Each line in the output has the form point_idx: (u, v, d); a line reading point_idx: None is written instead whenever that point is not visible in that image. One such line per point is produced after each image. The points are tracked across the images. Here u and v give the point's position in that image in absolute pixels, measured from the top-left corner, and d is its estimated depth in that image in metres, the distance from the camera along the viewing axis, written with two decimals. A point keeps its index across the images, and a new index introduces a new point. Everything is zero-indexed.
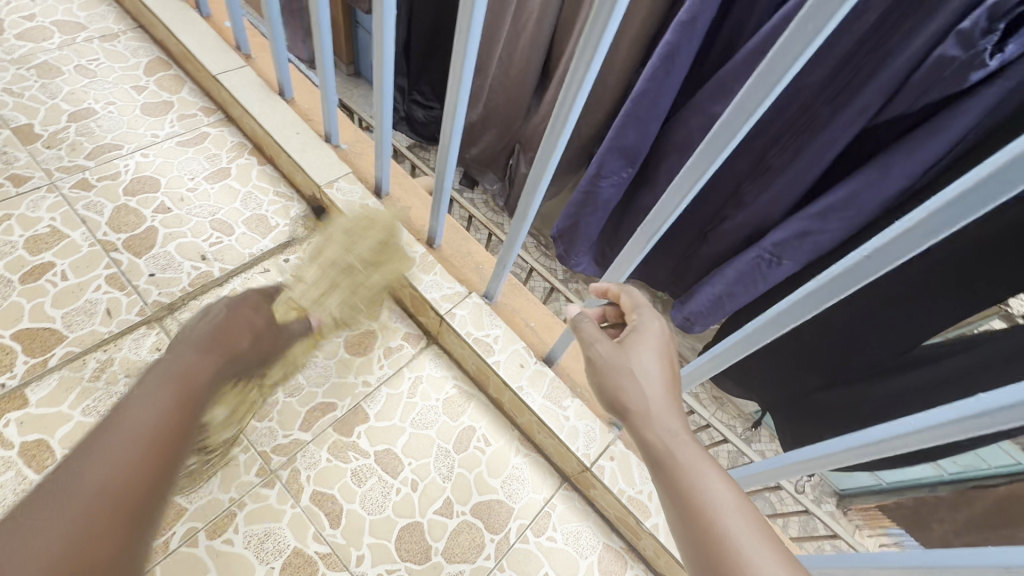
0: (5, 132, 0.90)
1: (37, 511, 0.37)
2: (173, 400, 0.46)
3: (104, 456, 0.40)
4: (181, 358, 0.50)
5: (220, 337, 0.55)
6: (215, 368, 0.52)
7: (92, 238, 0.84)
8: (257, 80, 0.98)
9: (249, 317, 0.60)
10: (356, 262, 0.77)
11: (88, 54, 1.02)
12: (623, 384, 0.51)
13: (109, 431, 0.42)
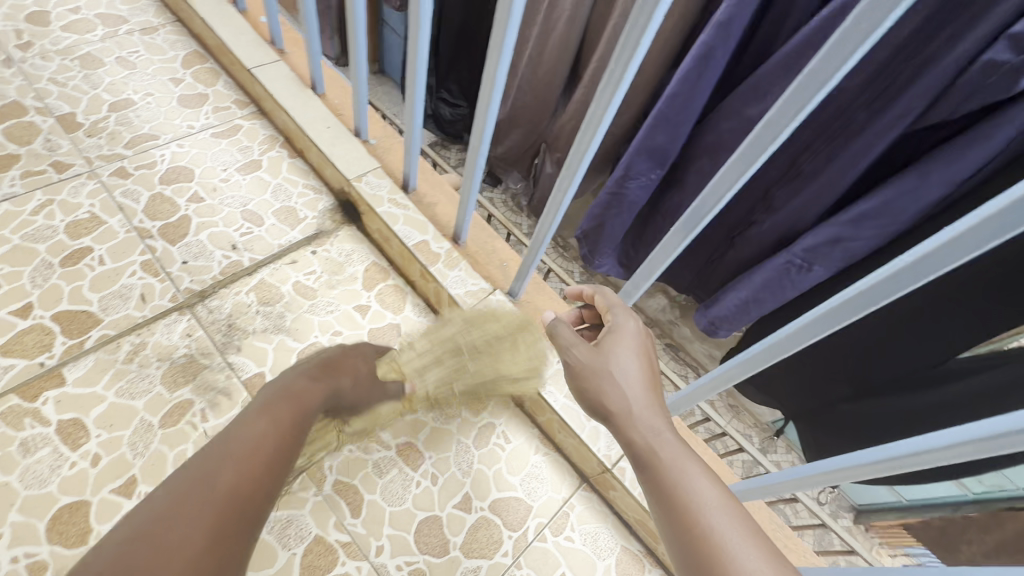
0: (50, 120, 0.93)
1: (179, 507, 0.41)
2: (285, 419, 0.52)
3: (234, 462, 0.45)
4: (292, 389, 0.57)
5: (329, 371, 0.63)
6: (322, 395, 0.59)
7: (129, 225, 0.86)
8: (291, 75, 1.00)
9: (357, 363, 0.68)
10: (467, 346, 0.77)
11: (129, 46, 1.05)
12: (605, 389, 0.55)
13: (241, 440, 0.47)
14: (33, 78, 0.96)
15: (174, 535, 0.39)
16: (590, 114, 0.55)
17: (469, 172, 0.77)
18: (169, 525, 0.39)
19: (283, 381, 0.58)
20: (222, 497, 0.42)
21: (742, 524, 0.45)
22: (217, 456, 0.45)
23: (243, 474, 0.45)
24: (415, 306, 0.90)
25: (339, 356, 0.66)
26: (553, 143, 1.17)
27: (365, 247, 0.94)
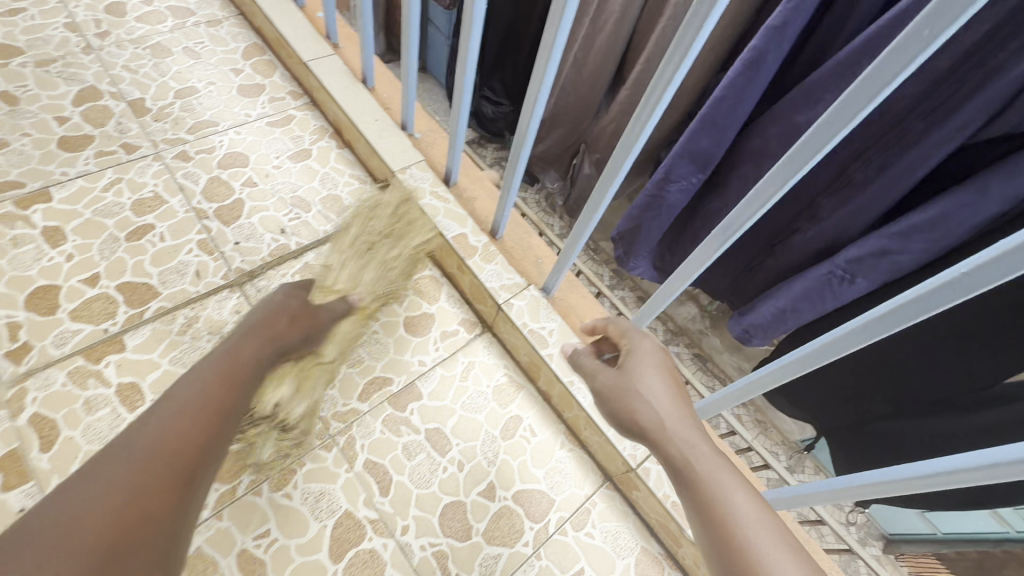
0: (122, 104, 0.99)
1: (99, 473, 0.43)
2: (225, 372, 0.55)
3: (167, 415, 0.48)
4: (234, 345, 0.59)
5: (264, 324, 0.64)
6: (258, 349, 0.61)
7: (188, 205, 0.91)
8: (344, 69, 1.04)
9: (284, 303, 0.68)
10: (377, 238, 0.86)
11: (195, 37, 1.11)
12: (636, 403, 0.57)
13: (172, 398, 0.50)
14: (108, 64, 1.03)
15: (112, 478, 0.43)
16: (636, 118, 0.56)
17: (510, 169, 0.79)
18: (101, 475, 0.43)
19: (226, 341, 0.60)
20: (158, 443, 0.46)
21: (778, 534, 0.45)
22: (146, 416, 0.48)
23: (183, 423, 0.48)
24: (449, 297, 0.93)
25: (282, 305, 0.68)
26: (594, 143, 1.17)
27: None
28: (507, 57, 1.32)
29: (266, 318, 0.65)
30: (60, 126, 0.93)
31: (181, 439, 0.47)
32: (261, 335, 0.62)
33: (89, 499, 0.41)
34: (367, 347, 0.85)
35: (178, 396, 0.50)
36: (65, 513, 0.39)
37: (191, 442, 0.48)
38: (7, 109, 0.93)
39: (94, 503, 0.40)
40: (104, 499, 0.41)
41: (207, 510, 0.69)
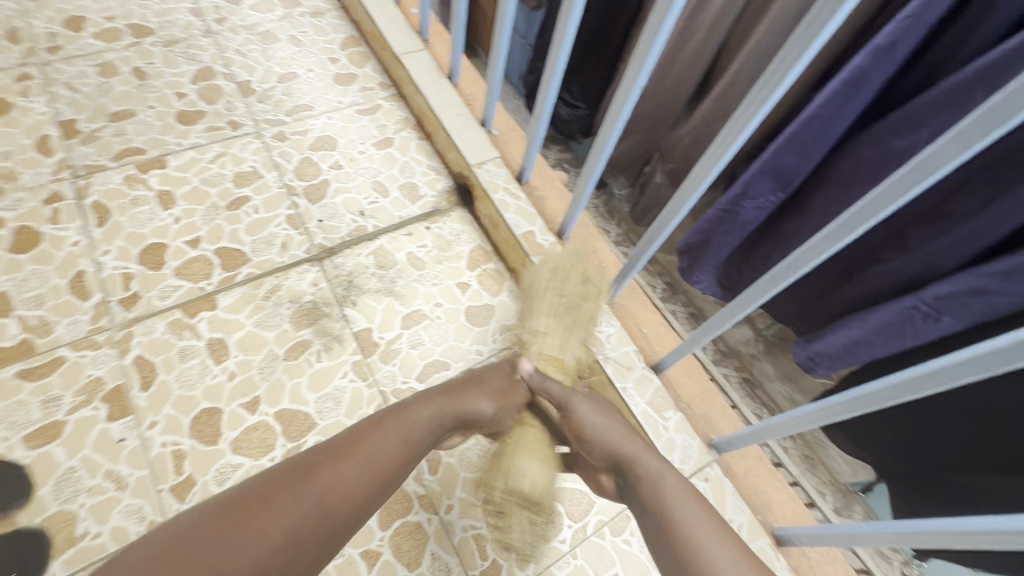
0: (232, 85, 1.08)
1: (278, 509, 0.52)
2: (399, 443, 0.61)
3: (335, 466, 0.57)
4: (424, 417, 0.65)
5: (459, 389, 0.69)
6: (441, 421, 0.66)
7: (281, 182, 0.99)
8: (432, 64, 1.09)
9: (493, 378, 0.72)
10: (579, 299, 0.82)
11: (299, 27, 1.19)
12: (596, 441, 0.68)
13: (346, 451, 0.58)
14: (223, 48, 1.12)
15: (273, 506, 0.52)
16: (741, 110, 0.57)
17: (590, 167, 0.81)
18: (270, 497, 0.53)
19: (413, 401, 0.66)
20: (318, 494, 0.54)
21: (723, 538, 0.58)
22: (320, 456, 0.57)
23: (347, 482, 0.56)
24: (510, 292, 0.95)
25: (478, 379, 0.72)
26: (668, 152, 1.14)
27: (473, 229, 1.00)
28: (587, 61, 1.31)
29: (460, 389, 0.70)
30: (179, 102, 1.03)
31: (338, 500, 0.55)
32: (445, 403, 0.67)
33: (250, 521, 0.51)
34: (430, 331, 0.89)
35: (352, 453, 0.58)
36: (229, 516, 0.51)
37: (344, 507, 0.56)
38: (138, 83, 1.04)
39: (254, 524, 0.51)
40: (262, 525, 0.51)
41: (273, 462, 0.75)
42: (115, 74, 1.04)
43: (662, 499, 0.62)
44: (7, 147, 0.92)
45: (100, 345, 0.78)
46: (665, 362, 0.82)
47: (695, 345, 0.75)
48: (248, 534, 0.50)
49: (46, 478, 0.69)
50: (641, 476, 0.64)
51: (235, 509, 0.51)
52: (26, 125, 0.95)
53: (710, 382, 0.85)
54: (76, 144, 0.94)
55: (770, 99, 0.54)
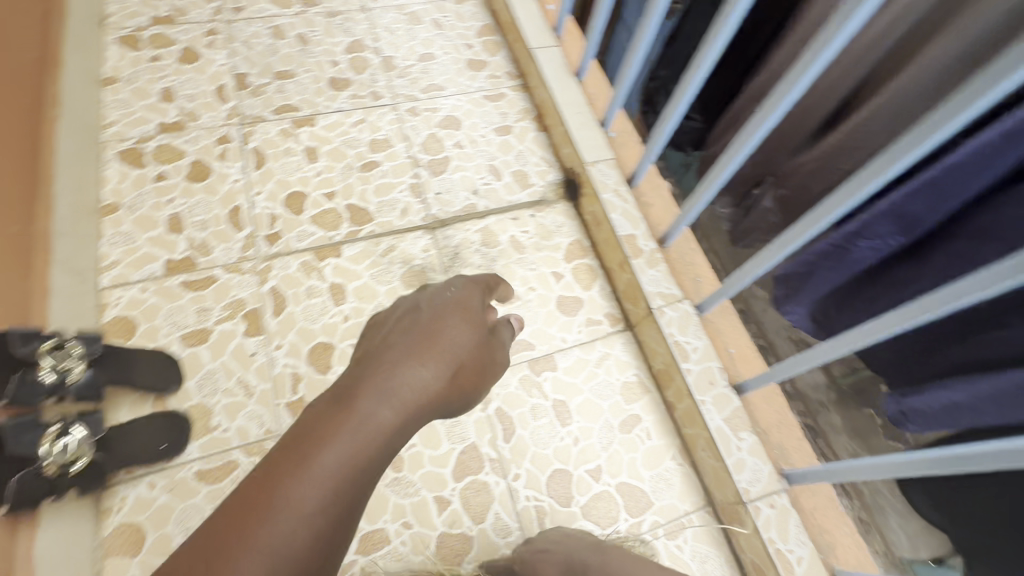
0: (378, 59, 1.18)
1: (263, 518, 0.48)
2: (372, 415, 0.56)
3: (313, 444, 0.52)
4: (388, 380, 0.59)
5: (427, 339, 0.65)
6: (422, 365, 0.62)
7: (408, 153, 1.07)
8: (562, 60, 1.13)
9: (458, 317, 0.69)
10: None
11: (442, 12, 1.27)
12: (545, 567, 0.68)
13: (310, 449, 0.52)
14: (375, 24, 1.22)
15: (251, 532, 0.47)
16: (910, 132, 0.60)
17: (723, 163, 0.83)
18: (242, 526, 0.47)
19: (368, 371, 0.60)
20: (311, 476, 0.50)
21: None
22: (277, 464, 0.51)
23: (327, 458, 0.52)
24: (601, 289, 0.99)
25: (432, 327, 0.66)
26: (783, 177, 1.07)
27: (574, 224, 1.05)
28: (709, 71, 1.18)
29: (420, 345, 0.64)
30: (332, 69, 1.15)
31: (334, 491, 0.51)
32: (413, 353, 0.63)
33: (230, 553, 0.46)
34: (522, 312, 0.95)
35: (318, 445, 0.52)
36: (202, 561, 0.45)
37: (341, 495, 0.51)
38: (300, 48, 1.16)
39: (240, 557, 0.45)
40: (250, 552, 0.46)
41: None
42: (283, 38, 1.16)
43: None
44: (193, 90, 1.06)
45: (246, 272, 0.90)
46: (748, 384, 0.83)
47: (795, 363, 0.77)
48: (241, 568, 0.45)
49: (193, 374, 0.81)
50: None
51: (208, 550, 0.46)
52: (209, 73, 1.09)
53: (790, 413, 0.84)
54: (246, 96, 1.08)
55: (929, 140, 0.57)
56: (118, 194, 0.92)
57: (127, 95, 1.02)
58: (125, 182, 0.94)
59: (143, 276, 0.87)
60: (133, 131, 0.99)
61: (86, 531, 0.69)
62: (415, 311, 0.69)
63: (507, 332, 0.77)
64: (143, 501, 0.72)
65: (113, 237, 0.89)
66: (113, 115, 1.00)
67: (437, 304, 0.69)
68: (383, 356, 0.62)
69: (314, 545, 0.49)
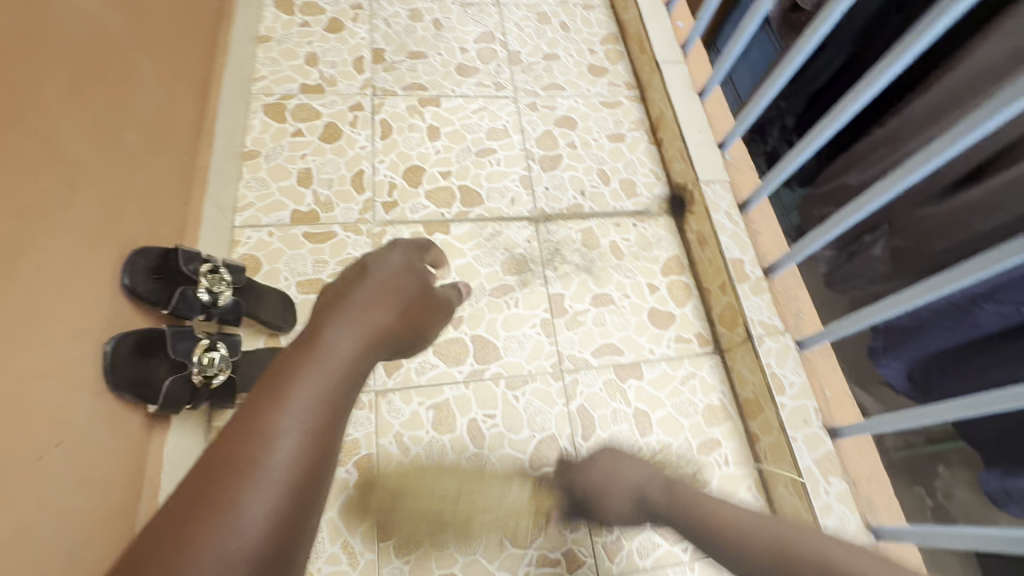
0: (505, 52, 1.21)
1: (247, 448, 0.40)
2: (335, 345, 0.49)
3: (286, 378, 0.45)
4: (347, 317, 0.53)
5: (389, 284, 0.60)
6: (384, 306, 0.57)
7: (523, 145, 1.10)
8: (687, 78, 1.13)
9: (413, 272, 0.64)
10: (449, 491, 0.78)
11: (570, 15, 1.30)
12: (608, 488, 0.69)
13: (279, 384, 0.44)
14: (505, 19, 1.26)
15: (243, 467, 0.39)
16: None
17: (867, 196, 0.80)
18: (229, 468, 0.39)
19: (322, 316, 0.53)
20: (295, 405, 0.43)
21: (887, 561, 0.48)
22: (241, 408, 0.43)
23: (306, 389, 0.44)
24: (694, 307, 0.98)
25: (384, 278, 0.60)
26: (901, 228, 1.03)
27: (675, 239, 1.05)
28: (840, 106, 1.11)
29: (376, 291, 0.58)
30: (461, 56, 1.19)
31: (320, 413, 0.44)
32: (375, 294, 0.57)
33: (224, 493, 0.38)
34: (613, 317, 0.95)
35: (284, 380, 0.45)
36: (191, 509, 0.37)
37: (327, 419, 0.44)
38: (434, 32, 1.21)
39: (239, 492, 0.38)
40: (249, 485, 0.38)
41: (461, 376, 0.86)
42: (420, 21, 1.22)
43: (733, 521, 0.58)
44: (334, 58, 1.12)
45: (362, 233, 0.95)
46: (843, 431, 0.80)
47: (895, 419, 0.74)
48: (238, 492, 0.38)
49: (305, 319, 0.86)
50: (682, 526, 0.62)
51: (195, 496, 0.38)
52: (350, 45, 1.15)
53: (882, 468, 0.81)
54: (380, 70, 1.13)
55: None
56: (259, 143, 0.99)
57: (277, 55, 1.10)
58: (266, 133, 1.01)
59: (271, 222, 0.93)
60: (278, 88, 1.06)
61: (198, 444, 0.73)
62: (363, 266, 0.61)
63: (447, 296, 0.70)
64: None
65: (250, 181, 0.96)
66: (264, 71, 1.07)
67: (385, 260, 0.63)
68: (330, 303, 0.55)
69: (311, 470, 0.41)
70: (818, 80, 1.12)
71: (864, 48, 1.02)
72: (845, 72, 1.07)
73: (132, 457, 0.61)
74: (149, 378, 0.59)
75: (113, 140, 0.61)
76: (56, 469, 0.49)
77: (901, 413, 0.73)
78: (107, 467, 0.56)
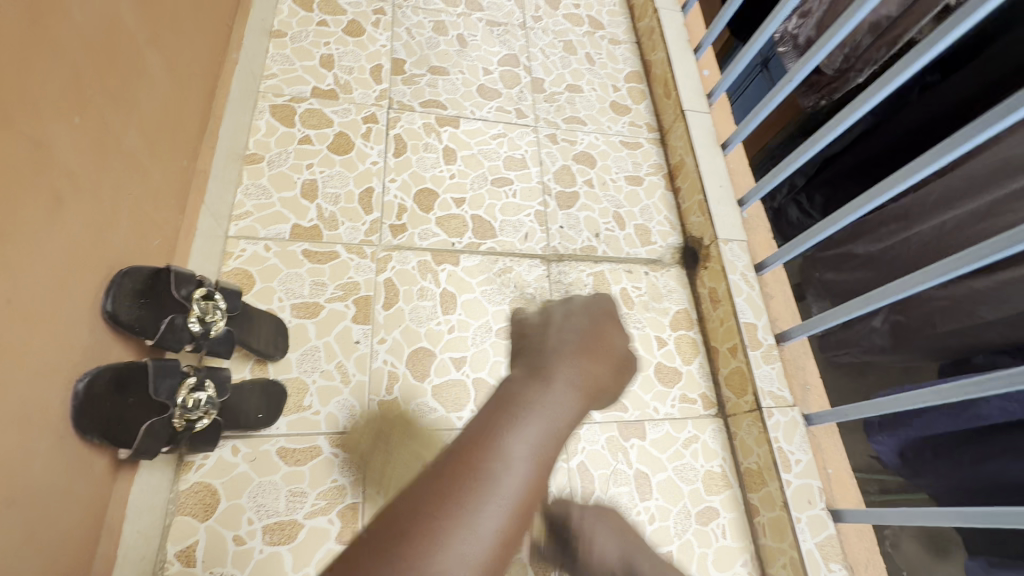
0: (528, 78, 1.18)
1: (480, 465, 0.38)
2: (556, 389, 0.47)
3: (521, 411, 0.43)
4: (569, 361, 0.50)
5: (597, 340, 0.55)
6: (599, 362, 0.53)
7: (541, 178, 1.06)
8: (711, 129, 1.11)
9: (613, 328, 0.59)
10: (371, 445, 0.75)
11: (597, 48, 1.28)
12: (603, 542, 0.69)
13: (519, 405, 0.44)
14: (531, 44, 1.23)
15: (477, 476, 0.37)
16: None
17: (889, 286, 0.77)
18: (468, 474, 0.37)
19: (545, 355, 0.51)
20: (526, 441, 0.41)
21: None
22: (483, 417, 0.43)
23: (535, 429, 0.42)
24: (700, 366, 0.96)
25: (593, 323, 0.57)
26: (903, 305, 1.03)
27: (685, 293, 1.02)
28: (855, 173, 1.10)
29: (588, 343, 0.54)
30: (484, 77, 1.14)
31: (549, 446, 0.42)
32: (587, 339, 0.54)
33: (463, 496, 0.36)
34: None
35: (521, 403, 0.44)
36: (423, 513, 0.34)
37: (550, 456, 0.42)
38: (458, 49, 1.16)
39: (477, 496, 0.36)
40: (482, 496, 0.36)
41: (459, 422, 0.81)
42: (444, 34, 1.17)
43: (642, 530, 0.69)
44: (351, 64, 1.06)
45: (366, 256, 0.89)
46: (846, 515, 0.79)
47: (897, 515, 0.72)
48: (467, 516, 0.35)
49: (297, 346, 0.79)
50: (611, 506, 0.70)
51: (434, 496, 0.35)
52: (369, 51, 1.09)
53: (879, 554, 0.80)
54: (399, 81, 1.07)
55: None
56: (263, 147, 0.93)
57: (290, 53, 1.03)
58: (271, 137, 0.94)
59: (269, 235, 0.86)
60: (289, 89, 0.99)
61: (166, 482, 0.66)
62: (574, 308, 0.58)
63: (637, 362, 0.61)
64: (223, 465, 0.70)
65: (250, 187, 0.89)
66: (275, 69, 1.01)
67: (591, 313, 0.58)
68: (548, 335, 0.54)
69: (524, 510, 0.38)
70: (836, 146, 1.12)
71: (886, 121, 1.02)
72: (862, 140, 1.07)
73: (95, 506, 0.54)
74: (126, 422, 0.52)
75: (113, 147, 0.55)
76: (8, 532, 0.42)
77: (902, 511, 0.72)
78: (66, 521, 0.50)
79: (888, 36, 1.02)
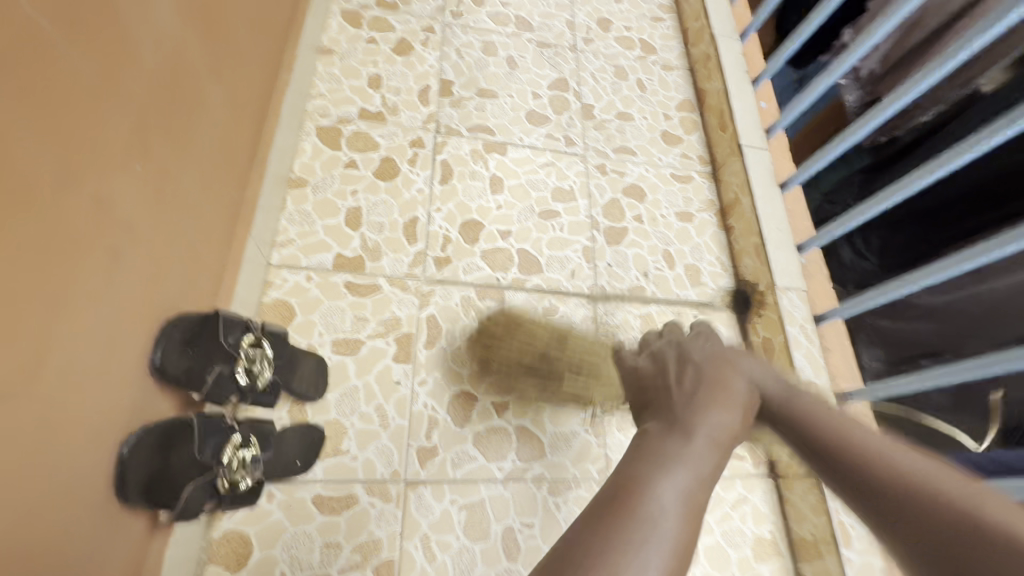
0: (578, 103, 1.13)
1: (634, 521, 0.38)
2: (690, 439, 0.45)
3: (662, 466, 0.43)
4: (700, 410, 0.48)
5: (724, 385, 0.51)
6: (730, 411, 0.49)
7: (589, 212, 1.02)
8: (770, 168, 1.06)
9: (728, 362, 0.55)
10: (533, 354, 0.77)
11: (649, 74, 1.23)
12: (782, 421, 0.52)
13: (666, 451, 0.44)
14: (581, 67, 1.18)
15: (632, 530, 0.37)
16: None
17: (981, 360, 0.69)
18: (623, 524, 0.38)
19: (673, 401, 0.50)
20: (672, 495, 0.40)
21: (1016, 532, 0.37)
22: (633, 461, 0.44)
23: (677, 485, 0.41)
24: None
25: (714, 362, 0.54)
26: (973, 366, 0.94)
27: (736, 340, 0.96)
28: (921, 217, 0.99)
29: (711, 387, 0.50)
30: (533, 101, 1.11)
31: (697, 499, 0.41)
32: (712, 387, 0.51)
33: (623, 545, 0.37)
34: None
35: (667, 451, 0.44)
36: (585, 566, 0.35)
37: (701, 504, 0.42)
38: (507, 70, 1.12)
39: (635, 546, 0.37)
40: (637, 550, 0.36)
41: (500, 471, 0.77)
42: (493, 55, 1.13)
43: (812, 413, 0.51)
44: (398, 84, 1.03)
45: (408, 290, 0.85)
46: None
47: None
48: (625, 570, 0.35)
49: (335, 386, 0.76)
50: (782, 425, 0.53)
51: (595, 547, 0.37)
52: (417, 71, 1.05)
53: None
54: (446, 104, 1.04)
55: None
56: (307, 170, 0.90)
57: (338, 71, 1.00)
58: (316, 160, 0.91)
59: (311, 264, 0.83)
60: (336, 110, 0.96)
61: (197, 531, 0.63)
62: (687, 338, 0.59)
63: None
64: (257, 512, 0.67)
65: (293, 214, 0.86)
66: (322, 88, 0.98)
67: (710, 350, 0.56)
68: (671, 370, 0.54)
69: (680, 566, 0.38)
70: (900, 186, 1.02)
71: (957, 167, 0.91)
72: None
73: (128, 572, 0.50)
74: (167, 481, 0.49)
75: (173, 191, 0.52)
76: None
77: None
78: None
79: (960, 77, 0.94)
